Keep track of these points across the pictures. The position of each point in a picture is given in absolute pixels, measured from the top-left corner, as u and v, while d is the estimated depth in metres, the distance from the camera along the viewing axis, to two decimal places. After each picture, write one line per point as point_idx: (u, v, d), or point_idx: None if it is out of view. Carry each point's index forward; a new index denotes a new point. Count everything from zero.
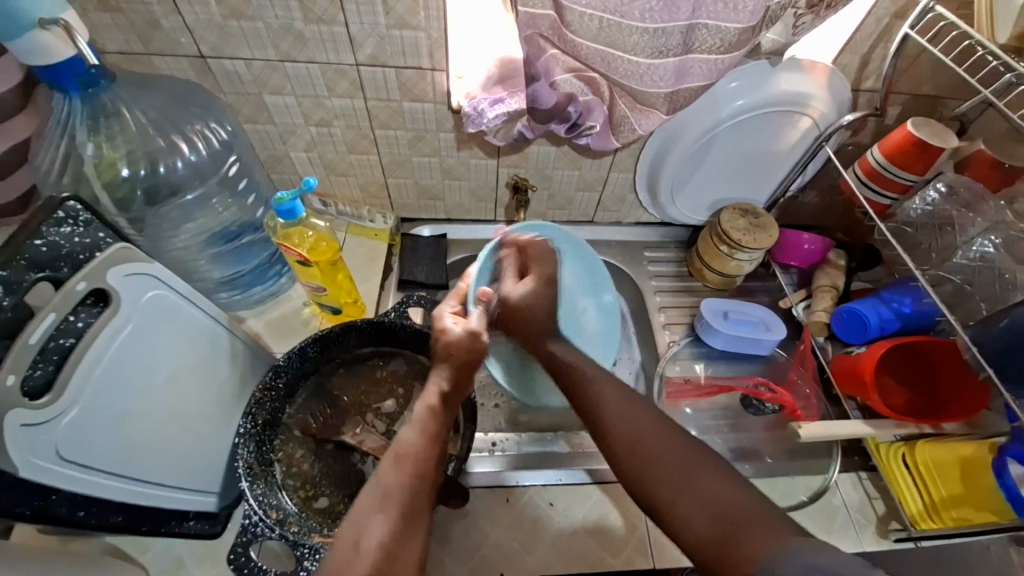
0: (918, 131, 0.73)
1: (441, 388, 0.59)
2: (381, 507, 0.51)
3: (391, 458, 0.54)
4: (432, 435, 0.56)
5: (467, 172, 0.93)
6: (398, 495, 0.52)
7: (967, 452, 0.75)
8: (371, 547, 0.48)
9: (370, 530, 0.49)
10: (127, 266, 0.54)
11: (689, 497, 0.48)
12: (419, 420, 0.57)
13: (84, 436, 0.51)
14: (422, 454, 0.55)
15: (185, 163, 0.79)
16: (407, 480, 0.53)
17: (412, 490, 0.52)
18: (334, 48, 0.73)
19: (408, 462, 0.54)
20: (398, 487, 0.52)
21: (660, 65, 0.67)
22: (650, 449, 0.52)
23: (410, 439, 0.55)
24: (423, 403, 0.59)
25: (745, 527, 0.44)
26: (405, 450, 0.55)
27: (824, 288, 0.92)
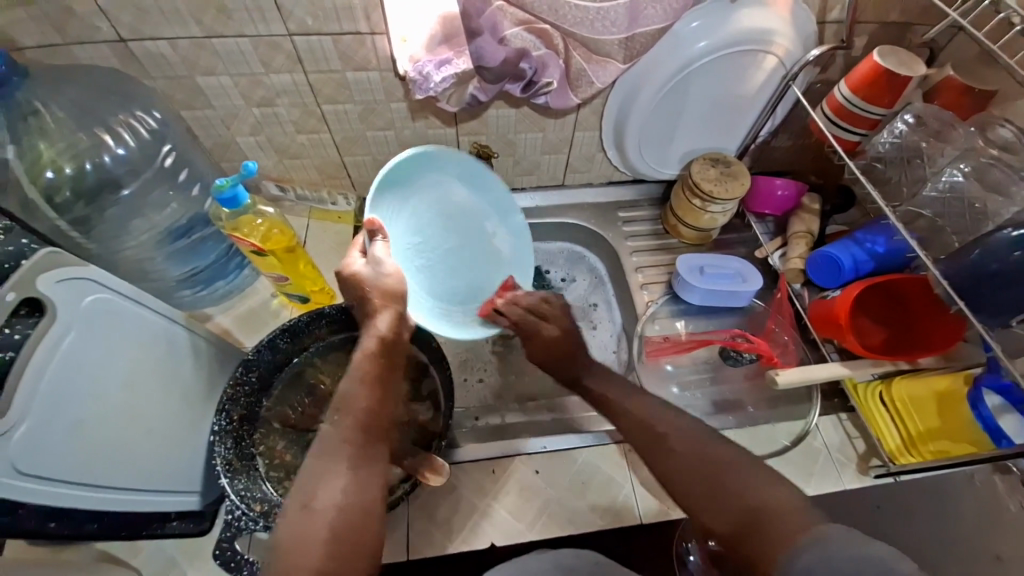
0: (885, 61, 0.70)
1: (379, 338, 0.62)
2: (330, 464, 0.51)
3: (336, 412, 0.55)
4: (378, 384, 0.58)
5: (426, 144, 0.89)
6: (346, 446, 0.52)
7: (943, 387, 0.76)
8: (327, 502, 0.48)
9: (323, 486, 0.49)
10: (59, 271, 0.50)
11: (723, 498, 0.48)
12: (360, 371, 0.58)
13: (39, 449, 0.49)
14: (367, 403, 0.56)
15: (114, 158, 0.77)
16: (358, 432, 0.53)
17: (359, 440, 0.53)
18: (262, 19, 0.67)
19: (353, 412, 0.54)
20: (343, 436, 0.53)
21: (611, 9, 0.64)
22: (690, 455, 0.52)
23: (355, 391, 0.56)
24: (361, 352, 0.61)
25: (773, 518, 0.45)
26: (351, 401, 0.55)
27: (800, 234, 0.90)
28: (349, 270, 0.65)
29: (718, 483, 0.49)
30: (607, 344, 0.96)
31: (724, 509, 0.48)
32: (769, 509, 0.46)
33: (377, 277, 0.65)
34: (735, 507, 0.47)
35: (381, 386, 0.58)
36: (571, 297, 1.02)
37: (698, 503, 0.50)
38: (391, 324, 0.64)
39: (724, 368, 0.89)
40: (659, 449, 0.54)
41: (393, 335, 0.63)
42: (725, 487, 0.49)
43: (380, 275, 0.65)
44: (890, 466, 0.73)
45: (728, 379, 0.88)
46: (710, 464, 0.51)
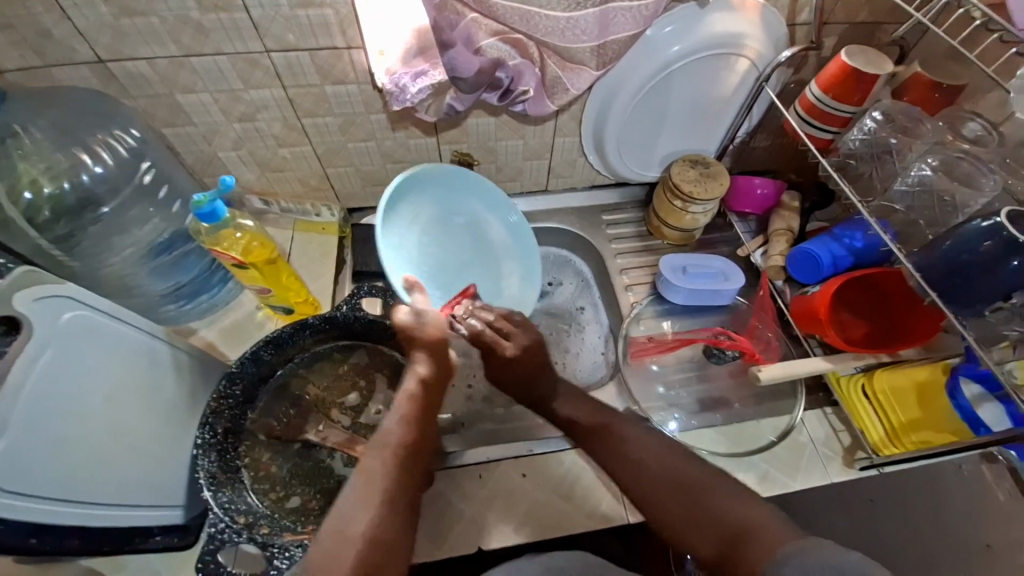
0: (852, 60, 0.72)
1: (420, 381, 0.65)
2: (367, 500, 0.55)
3: (378, 447, 0.59)
4: (419, 424, 0.62)
5: (407, 154, 0.90)
6: (384, 484, 0.56)
7: (922, 377, 0.77)
8: (357, 535, 0.53)
9: (357, 519, 0.54)
10: (36, 290, 0.51)
11: (701, 518, 0.54)
12: (403, 410, 0.63)
13: (19, 466, 0.49)
14: (403, 438, 0.61)
15: (92, 176, 0.77)
16: (393, 468, 0.58)
17: (393, 477, 0.57)
18: (240, 37, 0.68)
19: (393, 449, 0.59)
20: (382, 472, 0.57)
21: (581, 17, 0.66)
22: (666, 477, 0.58)
23: (395, 428, 0.61)
24: (405, 393, 0.64)
25: (747, 539, 0.49)
26: (389, 439, 0.60)
27: (779, 231, 0.91)
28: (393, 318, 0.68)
29: (698, 504, 0.54)
30: (595, 346, 0.97)
31: (705, 531, 0.53)
32: (745, 529, 0.50)
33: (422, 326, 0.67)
34: (714, 531, 0.52)
35: (423, 426, 0.62)
36: (557, 301, 1.03)
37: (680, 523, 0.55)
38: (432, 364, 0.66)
39: (709, 366, 0.90)
40: (637, 472, 0.60)
41: (438, 375, 0.66)
42: (706, 504, 0.54)
43: (425, 325, 0.67)
44: (874, 458, 0.73)
45: (713, 377, 0.89)
46: (686, 482, 0.57)
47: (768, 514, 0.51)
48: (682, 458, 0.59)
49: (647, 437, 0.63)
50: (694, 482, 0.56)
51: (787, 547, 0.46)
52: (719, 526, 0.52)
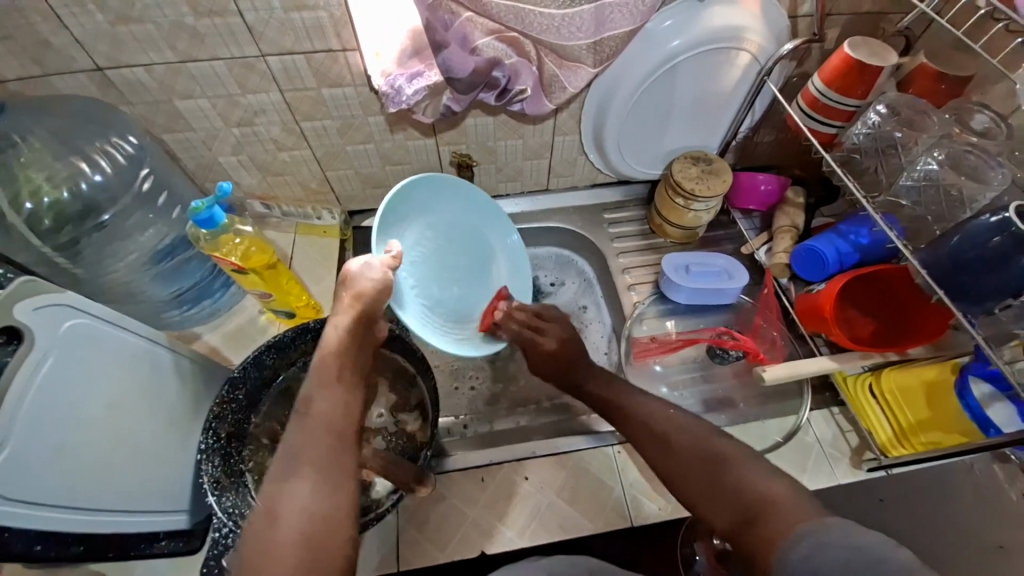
0: (856, 52, 0.70)
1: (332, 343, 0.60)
2: (295, 469, 0.48)
3: (297, 416, 0.53)
4: (339, 388, 0.56)
5: (407, 156, 0.90)
6: (310, 454, 0.49)
7: (932, 375, 0.75)
8: (293, 511, 0.45)
9: (287, 493, 0.46)
10: (36, 298, 0.51)
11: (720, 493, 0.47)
12: (319, 375, 0.56)
13: (19, 474, 0.49)
14: (329, 401, 0.54)
15: (91, 184, 0.78)
16: (324, 436, 0.51)
17: (323, 446, 0.50)
18: (235, 41, 0.68)
19: (311, 417, 0.52)
20: (305, 441, 0.50)
21: (576, 15, 0.64)
22: (689, 453, 0.51)
23: (323, 397, 0.54)
24: (322, 352, 0.59)
25: (772, 512, 0.42)
26: (315, 407, 0.53)
27: (784, 228, 0.90)
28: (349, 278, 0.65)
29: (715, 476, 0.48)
30: (598, 345, 0.95)
31: (725, 506, 0.46)
32: (767, 504, 0.43)
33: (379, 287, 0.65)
34: (734, 505, 0.45)
35: (337, 386, 0.56)
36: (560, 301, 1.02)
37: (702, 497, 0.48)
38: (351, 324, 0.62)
39: (712, 366, 0.89)
40: (659, 446, 0.54)
41: (354, 333, 0.62)
42: (724, 478, 0.47)
43: (364, 280, 0.64)
44: (882, 459, 0.72)
45: (717, 377, 0.88)
46: (707, 456, 0.50)
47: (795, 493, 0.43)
48: (706, 431, 0.53)
49: (676, 413, 0.56)
50: (716, 456, 0.49)
51: (805, 526, 0.39)
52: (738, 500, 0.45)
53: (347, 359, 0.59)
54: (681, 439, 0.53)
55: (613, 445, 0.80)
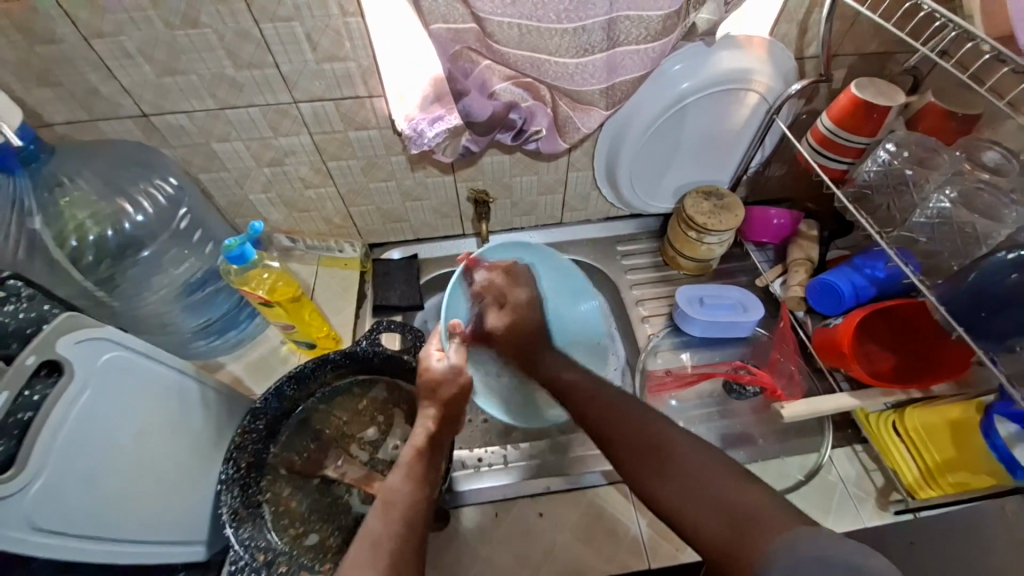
0: (863, 92, 0.72)
1: (426, 434, 0.61)
2: (374, 560, 0.49)
3: (380, 506, 0.54)
4: (420, 476, 0.57)
5: (425, 192, 0.94)
6: (389, 547, 0.50)
7: (955, 414, 0.74)
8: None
9: None
10: (77, 333, 0.54)
11: (699, 503, 0.47)
12: (408, 466, 0.58)
13: (53, 503, 0.51)
14: (411, 495, 0.55)
15: (133, 223, 0.83)
16: (401, 524, 0.52)
17: (405, 537, 0.51)
18: (270, 90, 0.74)
19: (398, 505, 0.54)
20: (387, 533, 0.51)
21: (589, 63, 0.67)
22: (661, 455, 0.52)
23: (400, 486, 0.56)
24: (411, 446, 0.61)
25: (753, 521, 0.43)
26: (394, 498, 0.55)
27: (798, 261, 0.90)
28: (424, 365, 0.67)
29: (692, 486, 0.48)
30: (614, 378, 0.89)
31: (703, 518, 0.46)
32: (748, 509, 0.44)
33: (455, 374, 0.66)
34: (713, 513, 0.45)
35: (423, 482, 0.57)
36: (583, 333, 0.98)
37: (677, 498, 0.48)
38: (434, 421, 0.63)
39: (730, 401, 0.87)
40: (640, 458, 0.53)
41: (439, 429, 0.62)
42: (704, 487, 0.48)
43: (455, 373, 0.66)
44: (909, 501, 0.71)
45: (736, 412, 0.87)
46: (683, 462, 0.50)
47: (770, 498, 0.45)
48: (677, 441, 0.53)
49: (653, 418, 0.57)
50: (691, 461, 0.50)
51: (782, 539, 0.40)
52: (724, 511, 0.45)
53: (430, 459, 0.59)
54: (655, 444, 0.53)
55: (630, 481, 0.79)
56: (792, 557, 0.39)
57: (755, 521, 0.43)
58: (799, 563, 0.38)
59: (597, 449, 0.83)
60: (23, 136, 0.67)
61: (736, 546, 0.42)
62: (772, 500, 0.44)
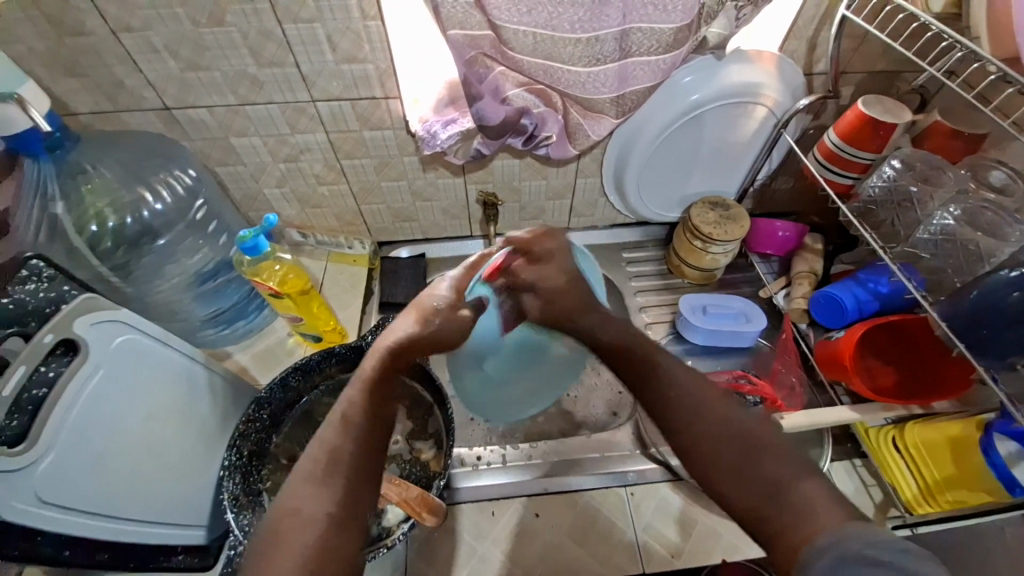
0: (869, 109, 0.74)
1: (394, 346, 0.53)
2: (321, 478, 0.44)
3: (337, 423, 0.47)
4: (381, 394, 0.50)
5: (436, 192, 0.95)
6: (346, 466, 0.45)
7: (955, 431, 0.73)
8: (318, 514, 0.43)
9: (309, 497, 0.43)
10: (94, 315, 0.56)
11: (751, 480, 0.45)
12: (365, 378, 0.50)
13: (62, 478, 0.52)
14: (368, 405, 0.48)
15: (153, 212, 0.85)
16: (359, 443, 0.47)
17: (360, 455, 0.46)
18: (290, 88, 0.76)
19: (358, 424, 0.47)
20: (343, 450, 0.46)
21: (601, 72, 0.68)
22: (717, 432, 0.49)
23: (357, 399, 0.49)
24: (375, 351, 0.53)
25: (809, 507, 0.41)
26: (352, 412, 0.48)
27: (803, 275, 0.91)
28: (429, 292, 0.59)
29: (748, 461, 0.46)
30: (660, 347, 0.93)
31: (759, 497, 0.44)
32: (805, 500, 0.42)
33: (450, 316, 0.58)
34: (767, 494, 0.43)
35: (383, 404, 0.50)
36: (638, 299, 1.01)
37: (732, 473, 0.46)
38: (413, 332, 0.55)
39: None
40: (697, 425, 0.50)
41: (411, 346, 0.55)
42: (762, 468, 0.45)
43: (450, 319, 0.58)
44: (907, 517, 0.71)
45: None
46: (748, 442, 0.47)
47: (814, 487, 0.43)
48: (746, 419, 0.49)
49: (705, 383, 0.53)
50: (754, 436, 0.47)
51: (827, 533, 0.39)
52: (775, 491, 0.43)
53: (396, 373, 0.52)
54: (717, 420, 0.49)
55: (626, 486, 0.79)
56: (837, 550, 0.37)
57: (808, 508, 0.41)
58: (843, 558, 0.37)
59: (595, 453, 0.83)
60: (51, 124, 0.70)
61: (786, 527, 0.41)
62: (818, 488, 0.42)
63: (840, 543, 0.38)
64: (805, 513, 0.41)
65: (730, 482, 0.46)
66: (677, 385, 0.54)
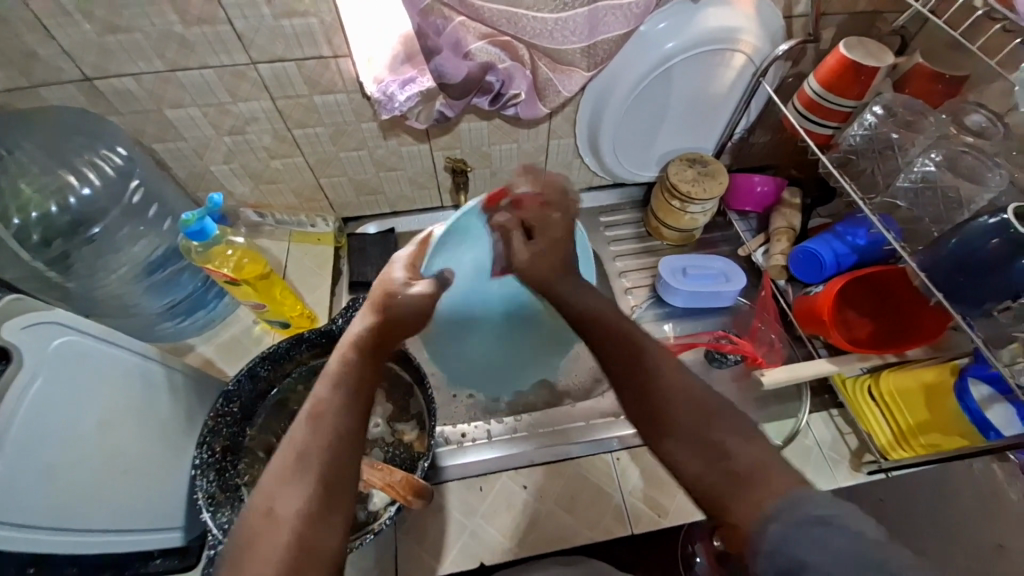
0: (851, 53, 0.70)
1: (359, 336, 0.49)
2: (301, 474, 0.40)
3: (306, 418, 0.43)
4: (355, 387, 0.45)
5: (400, 161, 0.89)
6: (319, 461, 0.41)
7: (930, 378, 0.75)
8: (290, 515, 0.39)
9: (285, 496, 0.40)
10: (25, 317, 0.50)
11: (700, 448, 0.42)
12: (333, 370, 0.46)
13: (11, 496, 0.48)
14: (338, 402, 0.44)
15: (79, 198, 0.78)
16: (331, 440, 0.42)
17: (338, 453, 0.42)
18: (225, 49, 0.67)
19: (330, 416, 0.43)
20: (317, 449, 0.41)
21: (569, 19, 0.63)
22: (674, 405, 0.44)
23: (324, 393, 0.44)
24: (343, 344, 0.49)
25: (753, 479, 0.39)
26: (320, 405, 0.43)
27: (781, 229, 0.89)
28: (384, 277, 0.55)
29: (701, 430, 0.42)
30: (641, 319, 0.92)
31: (705, 466, 0.41)
32: (750, 466, 0.40)
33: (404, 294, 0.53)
34: (715, 462, 0.41)
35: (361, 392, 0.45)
36: (616, 266, 0.98)
37: (677, 448, 0.43)
38: (374, 325, 0.50)
39: (712, 370, 0.87)
40: (646, 396, 0.46)
41: (378, 333, 0.50)
42: (710, 432, 0.42)
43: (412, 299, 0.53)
44: (882, 462, 0.73)
45: (718, 381, 0.87)
46: (696, 413, 0.44)
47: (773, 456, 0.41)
48: (693, 384, 0.45)
49: (664, 355, 0.48)
50: (700, 408, 0.44)
51: (776, 504, 0.38)
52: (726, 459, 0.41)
53: (366, 365, 0.47)
54: (665, 381, 0.46)
55: (613, 451, 0.79)
56: (785, 524, 0.36)
57: (762, 480, 0.39)
58: (792, 531, 0.36)
59: (581, 421, 0.82)
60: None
61: (727, 498, 0.40)
62: (773, 456, 0.41)
63: (787, 515, 0.37)
64: (750, 481, 0.39)
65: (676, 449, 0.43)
66: (623, 352, 0.49)
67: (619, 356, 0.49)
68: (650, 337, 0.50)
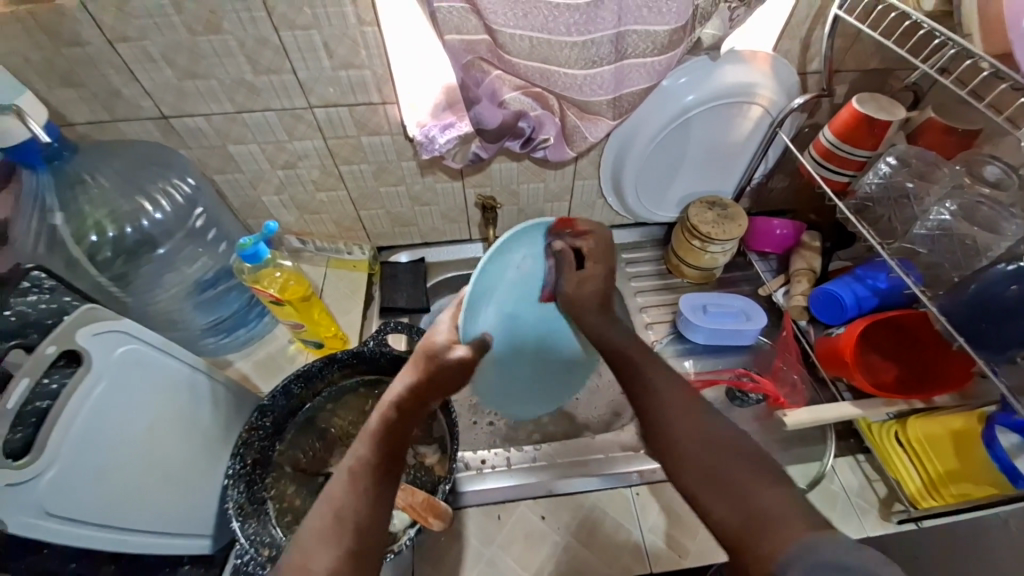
0: (864, 107, 0.74)
1: (397, 397, 0.54)
2: (334, 534, 0.43)
3: (345, 475, 0.47)
4: (391, 446, 0.49)
5: (434, 196, 0.95)
6: (352, 520, 0.44)
7: (958, 425, 0.73)
8: (322, 571, 0.41)
9: (318, 556, 0.42)
10: (96, 324, 0.55)
11: (722, 489, 0.43)
12: (373, 431, 0.50)
13: (67, 491, 0.52)
14: (375, 463, 0.47)
15: (151, 221, 0.84)
16: (366, 496, 0.45)
17: (370, 512, 0.45)
18: (287, 95, 0.76)
19: (364, 474, 0.47)
20: (351, 507, 0.44)
21: (597, 74, 0.69)
22: (696, 446, 0.47)
23: (362, 452, 0.48)
24: (381, 407, 0.53)
25: (774, 521, 0.39)
26: (358, 463, 0.47)
27: (801, 271, 0.91)
28: (427, 341, 0.60)
29: (724, 473, 0.44)
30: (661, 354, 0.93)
31: (727, 509, 0.42)
32: (772, 512, 0.40)
33: (442, 359, 0.57)
34: (737, 505, 0.42)
35: (393, 457, 0.49)
36: (638, 301, 1.01)
37: (699, 486, 0.44)
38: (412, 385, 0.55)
39: (733, 409, 0.87)
40: (670, 437, 0.48)
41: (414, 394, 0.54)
42: (729, 474, 0.43)
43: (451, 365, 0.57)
44: (911, 511, 0.71)
45: (739, 420, 0.86)
46: (719, 455, 0.45)
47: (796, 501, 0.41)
48: (714, 426, 0.48)
49: (686, 397, 0.51)
50: (722, 452, 0.45)
51: (793, 547, 0.37)
52: (745, 503, 0.41)
53: (403, 426, 0.51)
54: (687, 422, 0.49)
55: (631, 486, 0.79)
56: (804, 564, 0.35)
57: (774, 524, 0.39)
58: (811, 569, 0.35)
59: (600, 454, 0.83)
60: (50, 134, 0.69)
61: (746, 542, 0.39)
62: (794, 503, 0.40)
63: (805, 558, 0.36)
64: (770, 526, 0.39)
65: (697, 491, 0.44)
66: (646, 390, 0.53)
67: (643, 396, 0.53)
68: (669, 374, 0.54)
